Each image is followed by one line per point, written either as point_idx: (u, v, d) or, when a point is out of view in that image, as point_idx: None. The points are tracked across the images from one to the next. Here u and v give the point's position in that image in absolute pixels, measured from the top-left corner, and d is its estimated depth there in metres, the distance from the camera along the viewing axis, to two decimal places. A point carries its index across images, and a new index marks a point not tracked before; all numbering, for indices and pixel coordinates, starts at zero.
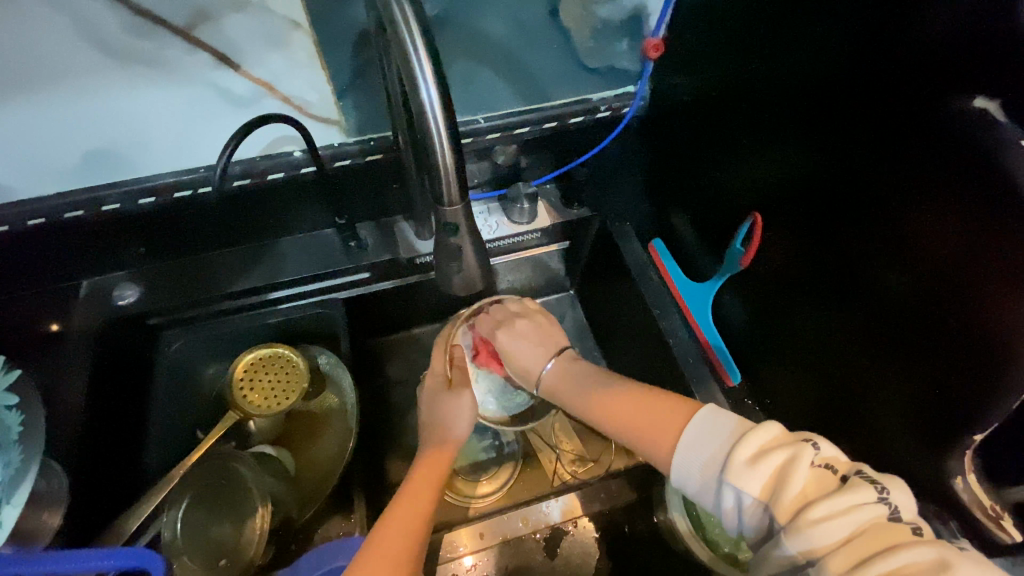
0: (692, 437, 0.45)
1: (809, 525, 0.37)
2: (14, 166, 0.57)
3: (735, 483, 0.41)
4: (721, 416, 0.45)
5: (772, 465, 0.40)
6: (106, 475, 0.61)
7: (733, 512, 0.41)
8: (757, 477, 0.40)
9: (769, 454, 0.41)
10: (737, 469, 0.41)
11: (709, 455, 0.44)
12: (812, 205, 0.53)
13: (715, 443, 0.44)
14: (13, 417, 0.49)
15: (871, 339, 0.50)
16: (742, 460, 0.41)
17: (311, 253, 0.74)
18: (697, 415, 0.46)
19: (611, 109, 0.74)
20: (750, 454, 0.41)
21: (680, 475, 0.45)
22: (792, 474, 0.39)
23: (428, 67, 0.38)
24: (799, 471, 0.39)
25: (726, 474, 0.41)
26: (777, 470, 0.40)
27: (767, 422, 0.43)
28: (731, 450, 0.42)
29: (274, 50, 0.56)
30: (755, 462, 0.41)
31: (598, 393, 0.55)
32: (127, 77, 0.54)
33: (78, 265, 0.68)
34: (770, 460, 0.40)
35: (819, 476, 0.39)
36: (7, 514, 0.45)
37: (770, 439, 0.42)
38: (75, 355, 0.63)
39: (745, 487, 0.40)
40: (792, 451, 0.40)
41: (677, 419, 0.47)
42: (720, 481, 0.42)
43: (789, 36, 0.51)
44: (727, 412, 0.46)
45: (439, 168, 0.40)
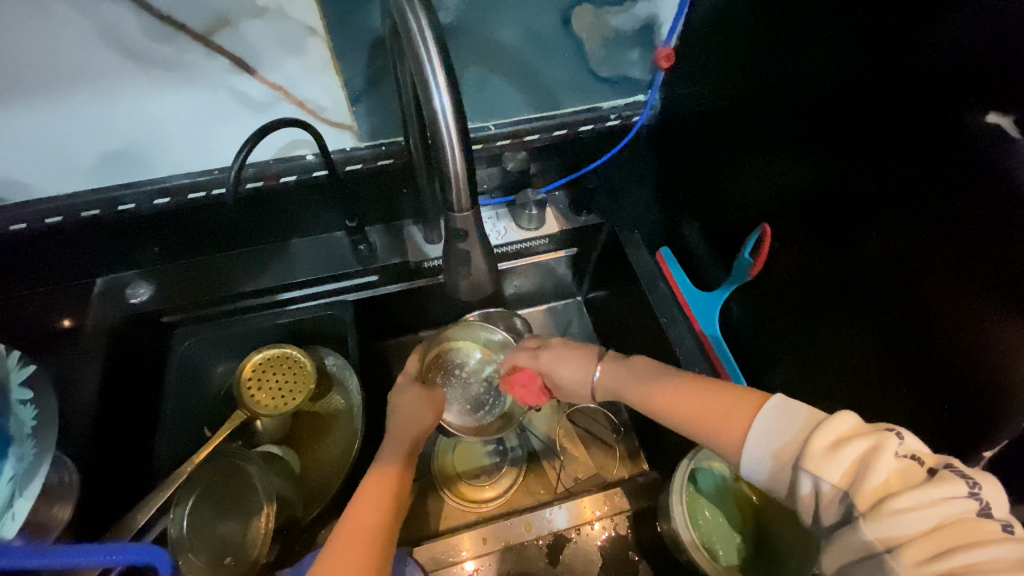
0: (766, 422, 0.43)
1: (891, 515, 0.35)
2: (34, 165, 0.58)
3: (813, 469, 0.39)
4: (794, 404, 0.44)
5: (852, 454, 0.38)
6: (115, 471, 0.62)
7: (808, 502, 0.40)
8: (837, 466, 0.39)
9: (849, 443, 0.39)
10: (816, 457, 0.39)
11: (785, 442, 0.42)
12: (823, 216, 0.53)
13: (789, 433, 0.42)
14: (26, 412, 0.50)
15: (880, 352, 0.49)
16: (821, 449, 0.40)
17: (321, 254, 0.75)
18: (766, 405, 0.44)
19: (623, 117, 0.76)
20: (827, 442, 0.40)
21: (752, 464, 0.43)
22: (874, 464, 0.37)
23: (442, 76, 0.38)
24: (884, 463, 0.37)
25: (804, 461, 0.40)
26: (856, 459, 0.38)
27: (844, 411, 0.41)
28: (807, 438, 0.41)
29: (290, 56, 0.57)
30: (835, 450, 0.39)
31: (659, 390, 0.53)
32: (146, 81, 0.55)
33: (93, 263, 0.69)
34: (851, 448, 0.39)
35: (905, 466, 0.38)
36: (21, 506, 0.45)
37: (850, 428, 0.40)
38: (89, 351, 0.64)
39: (824, 474, 0.39)
40: (874, 440, 0.39)
41: (746, 407, 0.46)
42: (797, 470, 0.40)
43: (803, 48, 0.52)
44: (802, 402, 0.44)
45: (450, 174, 0.40)
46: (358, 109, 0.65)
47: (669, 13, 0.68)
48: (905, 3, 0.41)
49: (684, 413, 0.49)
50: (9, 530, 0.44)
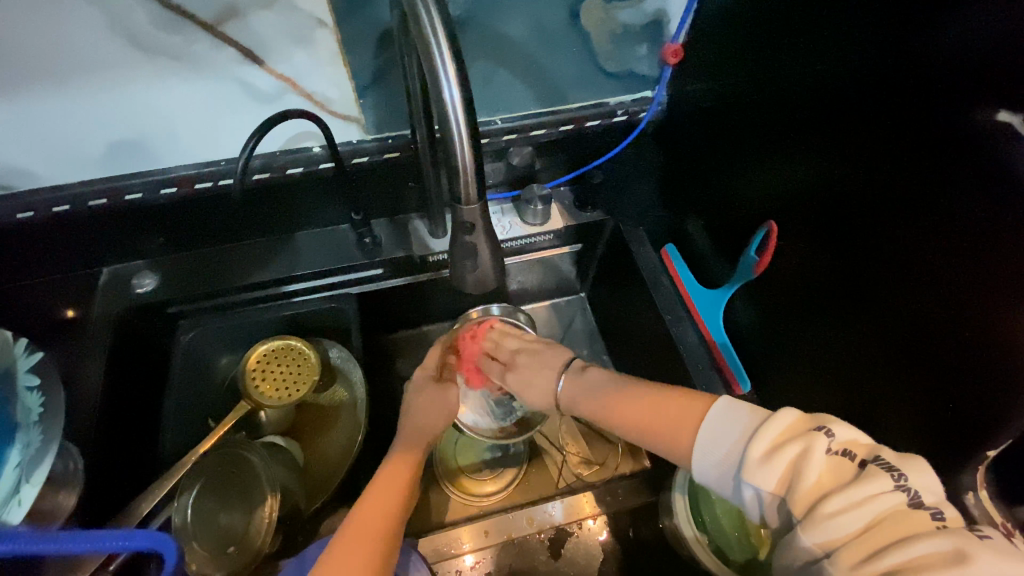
0: (711, 425, 0.44)
1: (824, 519, 0.36)
2: (42, 154, 0.58)
3: (751, 480, 0.40)
4: (738, 405, 0.45)
5: (785, 459, 0.40)
6: (120, 459, 0.62)
7: (755, 507, 0.41)
8: (772, 473, 0.40)
9: (782, 448, 0.40)
10: (752, 466, 0.41)
11: (726, 449, 0.43)
12: (829, 215, 0.53)
13: (732, 437, 0.43)
14: (33, 399, 0.50)
15: (883, 351, 0.49)
16: (757, 457, 0.41)
17: (326, 247, 0.75)
18: (714, 407, 0.45)
19: (628, 113, 0.75)
20: (763, 448, 0.41)
21: (701, 472, 0.44)
22: (805, 468, 0.39)
23: (452, 67, 0.38)
24: (814, 465, 0.39)
25: (743, 473, 0.41)
26: (789, 464, 0.40)
27: (780, 412, 0.43)
28: (745, 445, 0.42)
29: (299, 47, 0.57)
30: (769, 457, 0.40)
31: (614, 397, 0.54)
32: (154, 71, 0.55)
33: (100, 253, 0.69)
34: (784, 452, 0.40)
35: (834, 465, 0.39)
36: (27, 493, 0.45)
37: (785, 429, 0.42)
38: (95, 340, 0.65)
39: (761, 483, 0.40)
40: (804, 442, 0.40)
41: (697, 411, 0.47)
42: (739, 479, 0.42)
43: (812, 45, 0.51)
44: (744, 401, 0.45)
45: (459, 167, 0.40)
46: (365, 101, 0.65)
47: (677, 10, 0.67)
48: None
49: (638, 420, 0.50)
50: (16, 515, 0.44)
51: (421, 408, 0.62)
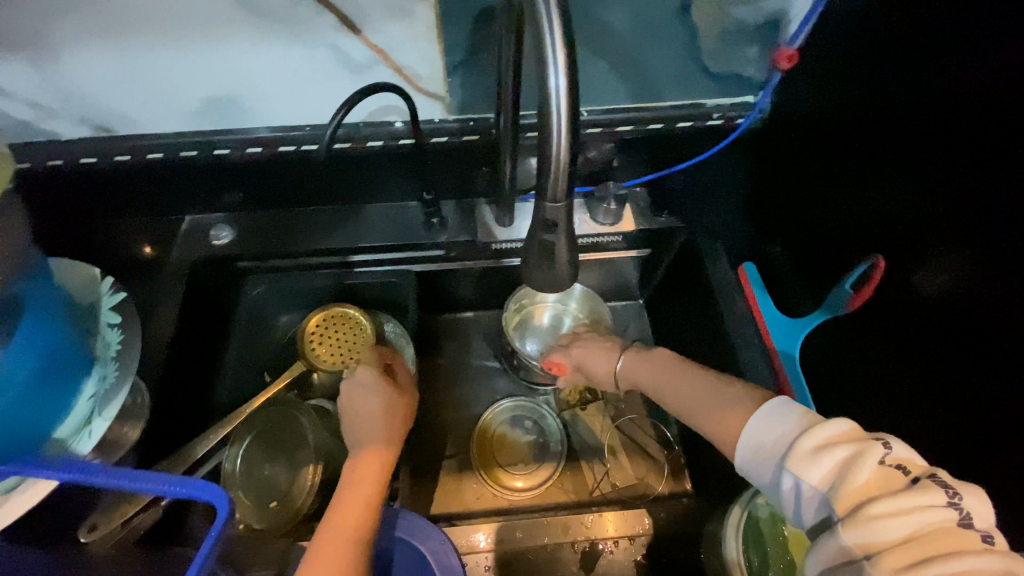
0: (763, 421, 0.42)
1: (866, 520, 0.34)
2: (145, 102, 0.61)
3: (795, 469, 0.38)
4: (794, 404, 0.42)
5: (835, 458, 0.37)
6: (180, 401, 0.66)
7: (788, 501, 0.39)
8: (818, 468, 0.37)
9: (832, 447, 0.38)
10: (799, 458, 0.39)
11: (773, 438, 0.41)
12: (941, 258, 0.47)
13: (781, 432, 0.41)
14: (113, 334, 0.53)
15: (979, 421, 0.44)
16: (805, 451, 0.38)
17: (394, 222, 0.75)
18: (766, 404, 0.43)
19: (725, 118, 0.69)
20: (814, 444, 0.39)
21: (744, 462, 0.42)
22: (854, 471, 0.36)
23: (560, 56, 0.36)
24: (865, 467, 0.36)
25: (787, 461, 0.39)
26: (837, 465, 0.37)
27: (836, 417, 0.40)
28: (796, 437, 0.40)
29: (396, 19, 0.56)
30: (818, 452, 0.38)
31: (673, 376, 0.52)
32: (254, 30, 0.55)
33: (184, 202, 0.72)
34: (836, 452, 0.38)
35: (886, 473, 0.36)
36: (98, 425, 0.48)
37: (842, 432, 0.39)
38: (171, 286, 0.68)
39: (804, 474, 0.38)
40: (858, 446, 0.37)
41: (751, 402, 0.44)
42: (779, 468, 0.39)
43: (952, 66, 0.45)
44: (799, 402, 0.42)
45: (553, 160, 0.38)
46: (453, 80, 0.63)
47: (801, 10, 0.61)
48: None
49: (694, 396, 0.49)
50: (85, 447, 0.47)
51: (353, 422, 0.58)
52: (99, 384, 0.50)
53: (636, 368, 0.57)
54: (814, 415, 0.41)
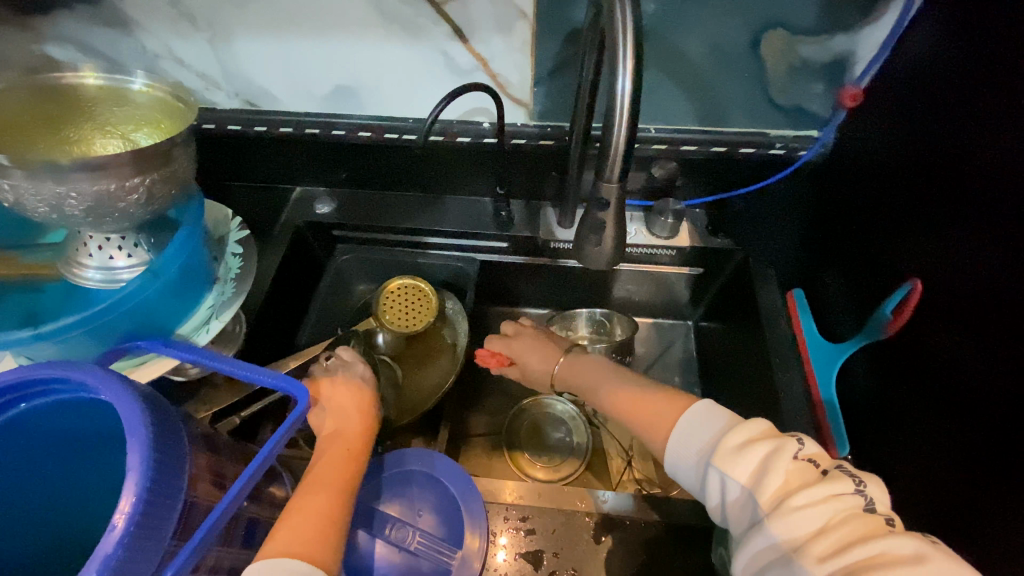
0: (690, 424, 0.49)
1: (789, 512, 0.40)
2: (288, 85, 0.75)
3: (721, 467, 0.44)
4: (716, 409, 0.49)
5: (756, 455, 0.44)
6: (272, 336, 0.77)
7: (719, 497, 0.44)
8: (741, 465, 0.43)
9: (754, 445, 0.44)
10: (726, 457, 0.44)
11: (699, 438, 0.48)
12: (985, 289, 0.48)
13: (707, 433, 0.47)
14: (235, 261, 0.64)
15: (1015, 449, 0.43)
16: (730, 449, 0.45)
17: (468, 213, 0.84)
18: (692, 409, 0.50)
19: (787, 148, 0.74)
20: (735, 442, 0.45)
21: (676, 462, 0.48)
22: (774, 467, 0.42)
23: (630, 59, 0.43)
24: (783, 463, 0.42)
25: (714, 459, 0.45)
26: (760, 462, 0.43)
27: (755, 419, 0.47)
28: (722, 437, 0.46)
29: (499, 33, 0.66)
30: (741, 450, 0.44)
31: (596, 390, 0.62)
32: (383, 34, 0.68)
33: (298, 174, 0.85)
34: (755, 449, 0.44)
35: (801, 468, 0.42)
36: (214, 325, 0.59)
37: (759, 432, 0.45)
38: (279, 240, 0.80)
39: (730, 472, 0.44)
40: (776, 444, 0.44)
41: (675, 411, 0.51)
42: (708, 466, 0.45)
43: (1005, 110, 0.48)
44: (720, 407, 0.49)
45: (611, 148, 0.45)
46: (538, 90, 0.72)
47: (867, 53, 0.65)
48: None
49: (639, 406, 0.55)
50: (202, 339, 0.58)
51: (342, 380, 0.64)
52: (219, 296, 0.61)
53: (570, 374, 0.67)
54: (734, 418, 0.47)
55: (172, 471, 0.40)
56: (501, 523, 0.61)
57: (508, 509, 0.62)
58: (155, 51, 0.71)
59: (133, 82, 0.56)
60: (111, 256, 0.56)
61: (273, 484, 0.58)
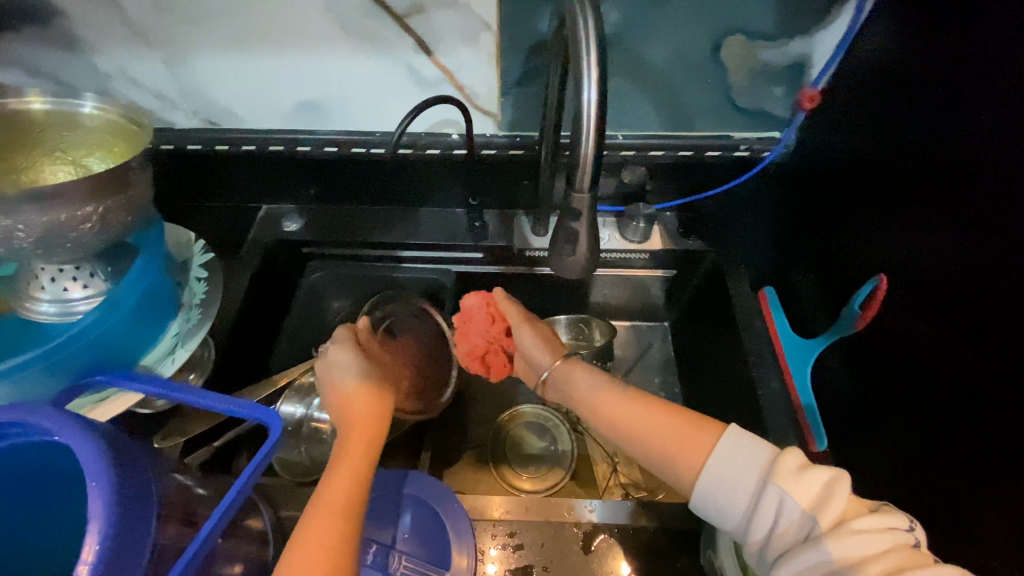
0: (732, 445, 0.47)
1: (852, 534, 0.40)
2: (249, 102, 0.73)
3: (782, 485, 0.44)
4: (749, 434, 0.48)
5: (814, 480, 0.44)
6: (243, 361, 0.74)
7: (772, 518, 0.44)
8: (802, 486, 0.44)
9: (812, 470, 0.45)
10: (786, 475, 0.44)
11: (746, 460, 0.46)
12: (945, 281, 0.50)
13: (760, 454, 0.47)
14: (199, 286, 0.62)
15: (982, 435, 0.45)
16: (790, 469, 0.45)
17: (441, 225, 0.83)
18: (726, 433, 0.48)
19: (751, 150, 0.75)
20: (794, 466, 0.45)
21: (719, 485, 0.46)
22: (836, 490, 0.43)
23: (594, 71, 0.43)
24: (841, 490, 0.43)
25: (773, 477, 0.45)
26: (820, 485, 0.44)
27: (789, 448, 0.47)
28: (778, 458, 0.46)
29: (464, 44, 0.66)
30: (801, 472, 0.45)
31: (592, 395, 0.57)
32: (346, 48, 0.66)
33: (264, 192, 0.83)
34: (813, 474, 0.44)
35: (853, 498, 0.44)
36: (180, 354, 0.57)
37: (814, 461, 0.46)
38: (246, 261, 0.78)
39: (792, 492, 0.44)
40: (832, 473, 0.45)
41: (707, 435, 0.49)
42: (764, 485, 0.45)
43: (955, 109, 0.50)
44: (748, 431, 0.49)
45: (581, 158, 0.45)
46: (506, 101, 0.72)
47: (822, 56, 0.67)
48: None
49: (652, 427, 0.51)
50: (167, 370, 0.56)
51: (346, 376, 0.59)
52: (184, 324, 0.59)
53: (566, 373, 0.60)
54: (777, 445, 0.48)
55: (138, 514, 0.38)
56: (489, 539, 0.60)
57: (495, 525, 0.61)
58: (108, 71, 0.69)
59: (84, 106, 0.54)
60: (66, 288, 0.54)
61: (250, 516, 0.56)
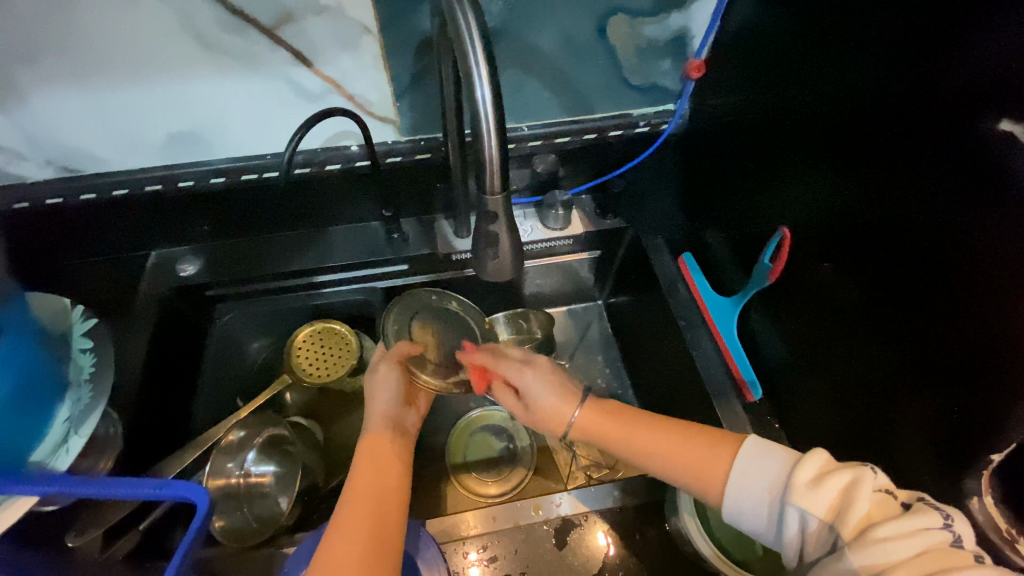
0: (746, 462, 0.49)
1: (874, 541, 0.40)
2: (110, 142, 0.64)
3: (800, 502, 0.44)
4: (770, 444, 0.49)
5: (833, 489, 0.44)
6: (158, 429, 0.67)
7: (797, 532, 0.44)
8: (820, 499, 0.44)
9: (831, 477, 0.44)
10: (802, 491, 0.45)
11: (763, 474, 0.48)
12: (840, 224, 0.54)
13: (773, 469, 0.47)
14: (86, 358, 0.55)
15: (894, 362, 0.49)
16: (806, 482, 0.45)
17: (357, 241, 0.79)
18: (745, 445, 0.50)
19: (651, 125, 0.78)
20: (809, 477, 0.45)
21: (741, 504, 0.48)
22: (855, 499, 0.43)
23: (484, 69, 0.41)
24: (863, 492, 0.43)
25: (790, 495, 0.45)
26: (839, 494, 0.43)
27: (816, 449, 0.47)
28: (791, 473, 0.46)
29: (345, 51, 0.62)
30: (816, 484, 0.45)
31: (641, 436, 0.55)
32: (214, 69, 0.60)
33: (150, 238, 0.75)
34: (831, 483, 0.44)
35: (882, 500, 0.43)
36: (75, 443, 0.50)
37: (830, 465, 0.46)
38: (141, 317, 0.70)
39: (809, 506, 0.44)
40: (855, 474, 0.44)
41: (725, 452, 0.51)
42: (784, 502, 0.45)
43: (825, 65, 0.54)
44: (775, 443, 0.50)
45: (486, 160, 0.43)
46: (401, 105, 0.69)
47: (700, 27, 0.70)
48: (917, 26, 0.43)
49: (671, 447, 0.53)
50: (62, 463, 0.48)
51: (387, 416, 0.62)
52: (74, 406, 0.52)
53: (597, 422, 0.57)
54: (794, 453, 0.48)
55: None
56: (463, 559, 0.59)
57: (469, 543, 0.60)
58: None
59: None
60: None
61: None
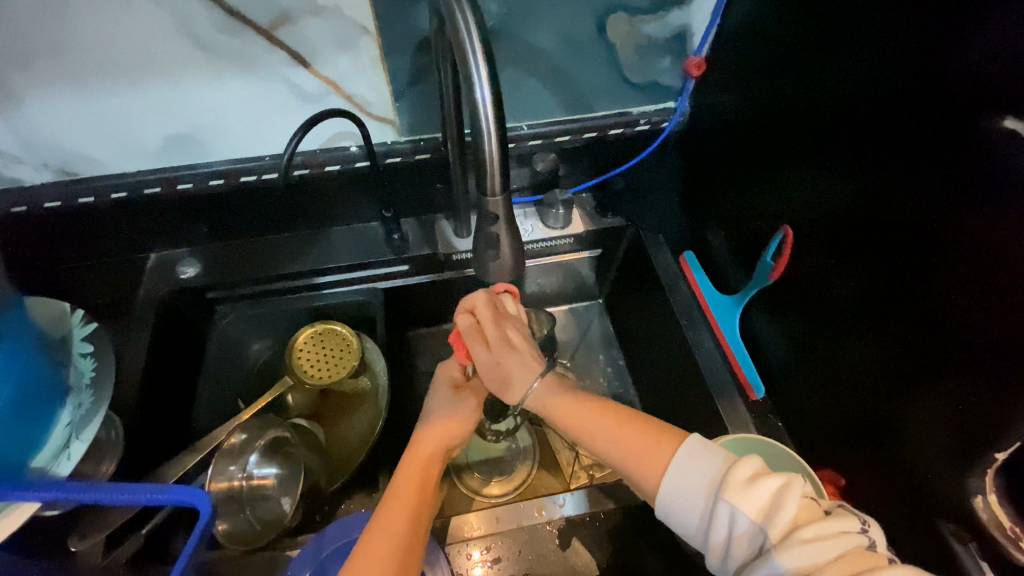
0: (684, 461, 0.47)
1: (802, 543, 0.40)
2: (108, 145, 0.64)
3: (733, 499, 0.44)
4: (707, 443, 0.48)
5: (765, 490, 0.44)
6: (159, 432, 0.67)
7: (728, 531, 0.44)
8: (752, 498, 0.43)
9: (764, 478, 0.44)
10: (736, 489, 0.44)
11: (700, 471, 0.46)
12: (841, 222, 0.54)
13: (709, 467, 0.46)
14: (86, 363, 0.55)
15: (897, 360, 0.49)
16: (740, 482, 0.44)
17: (357, 242, 0.79)
18: (686, 443, 0.48)
19: (651, 123, 0.78)
20: (744, 476, 0.45)
21: (674, 499, 0.47)
22: (785, 502, 0.43)
23: (484, 70, 0.41)
24: (792, 496, 0.43)
25: (725, 492, 0.44)
26: (770, 495, 0.44)
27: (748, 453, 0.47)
28: (727, 472, 0.45)
29: (343, 51, 0.61)
30: (752, 483, 0.44)
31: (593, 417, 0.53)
32: (211, 71, 0.60)
33: (149, 241, 0.74)
34: (763, 485, 0.44)
35: (807, 505, 0.43)
36: (77, 448, 0.50)
37: (761, 467, 0.46)
38: (141, 321, 0.70)
39: (743, 504, 0.43)
40: (785, 479, 0.44)
41: (667, 445, 0.49)
42: (716, 500, 0.44)
43: (827, 63, 0.53)
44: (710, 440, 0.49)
45: (487, 161, 0.43)
46: (400, 105, 0.69)
47: (700, 24, 0.70)
48: (920, 23, 0.43)
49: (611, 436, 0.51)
50: (64, 468, 0.49)
51: (446, 419, 0.58)
52: (75, 411, 0.52)
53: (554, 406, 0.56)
54: (728, 453, 0.47)
55: None
56: (466, 559, 0.59)
57: (474, 544, 0.60)
58: None
59: None
60: None
61: None
